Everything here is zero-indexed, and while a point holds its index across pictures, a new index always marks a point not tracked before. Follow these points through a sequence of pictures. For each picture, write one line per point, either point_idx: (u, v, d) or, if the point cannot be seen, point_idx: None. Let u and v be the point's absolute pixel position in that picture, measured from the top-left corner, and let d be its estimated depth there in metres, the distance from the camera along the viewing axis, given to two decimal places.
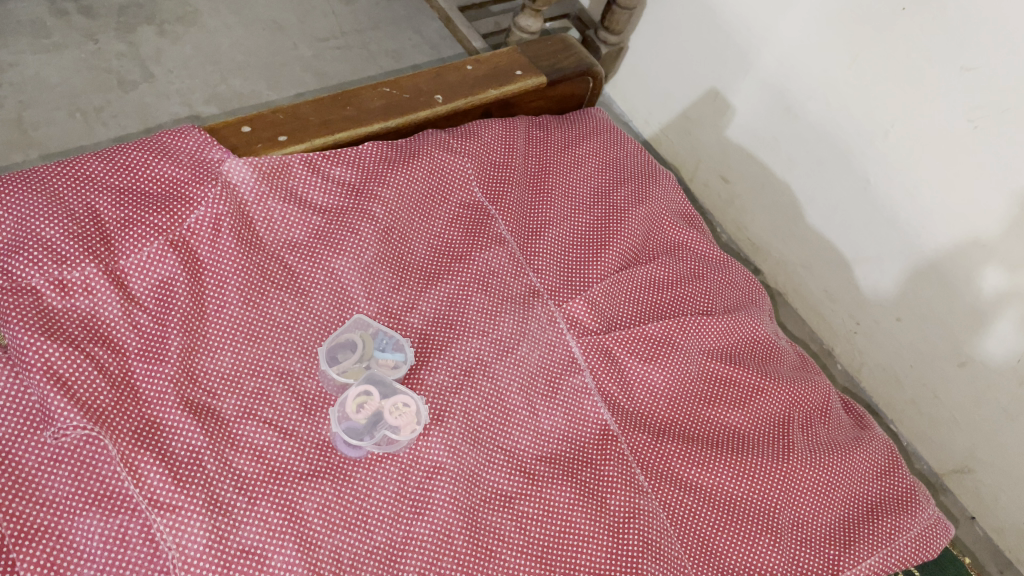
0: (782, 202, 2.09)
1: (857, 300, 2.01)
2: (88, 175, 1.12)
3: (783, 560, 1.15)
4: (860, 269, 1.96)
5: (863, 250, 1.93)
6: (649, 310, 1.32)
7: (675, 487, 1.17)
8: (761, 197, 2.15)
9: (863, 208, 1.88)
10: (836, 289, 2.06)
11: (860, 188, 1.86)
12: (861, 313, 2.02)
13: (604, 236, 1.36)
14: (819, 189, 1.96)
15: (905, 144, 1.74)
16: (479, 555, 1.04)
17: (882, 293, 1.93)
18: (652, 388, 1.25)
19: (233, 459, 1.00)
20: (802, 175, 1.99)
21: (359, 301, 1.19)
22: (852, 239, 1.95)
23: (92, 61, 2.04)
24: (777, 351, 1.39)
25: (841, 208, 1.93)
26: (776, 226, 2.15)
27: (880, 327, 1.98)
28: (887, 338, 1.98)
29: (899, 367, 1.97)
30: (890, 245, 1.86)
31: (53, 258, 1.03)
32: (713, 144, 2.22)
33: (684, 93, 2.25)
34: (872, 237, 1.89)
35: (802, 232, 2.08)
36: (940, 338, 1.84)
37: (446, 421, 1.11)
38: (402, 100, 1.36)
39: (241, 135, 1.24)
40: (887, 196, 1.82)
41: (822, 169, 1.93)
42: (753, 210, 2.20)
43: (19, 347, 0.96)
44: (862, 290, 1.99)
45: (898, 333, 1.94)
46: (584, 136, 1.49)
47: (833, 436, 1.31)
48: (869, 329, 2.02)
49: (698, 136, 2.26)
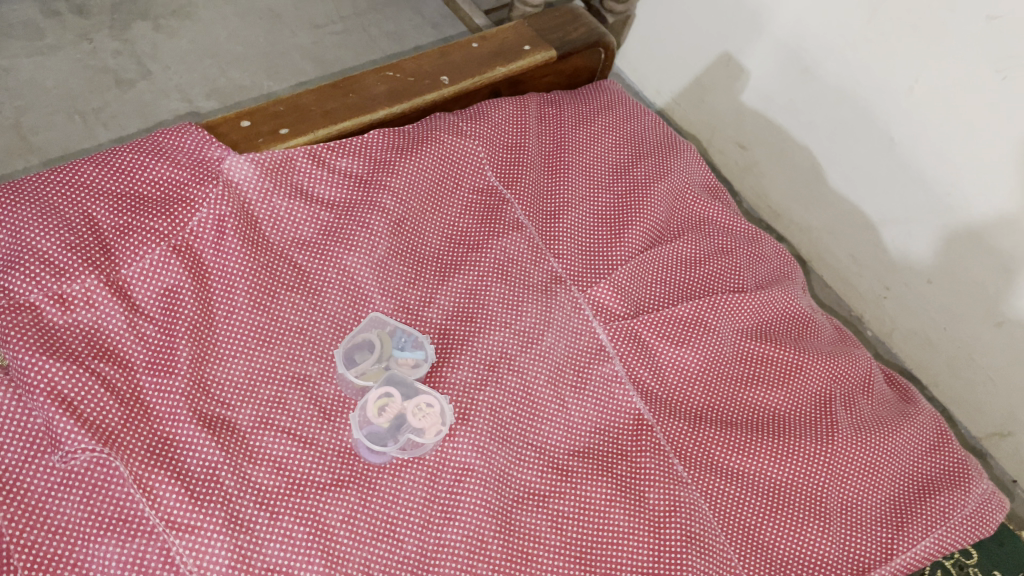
0: (804, 168, 2.01)
1: (886, 265, 1.94)
2: (82, 182, 1.06)
3: (835, 546, 1.09)
4: (888, 232, 1.88)
5: (891, 212, 1.85)
6: (677, 291, 1.26)
7: (717, 476, 1.11)
8: (783, 163, 2.07)
9: (888, 170, 1.80)
10: (863, 254, 1.99)
11: (885, 147, 1.78)
12: (891, 277, 1.94)
13: (626, 215, 1.30)
14: (842, 151, 1.88)
15: (929, 101, 1.66)
16: (515, 559, 0.99)
17: (912, 257, 1.86)
18: (685, 372, 1.19)
19: (253, 473, 0.95)
20: (824, 139, 1.91)
21: (374, 298, 1.13)
22: (878, 201, 1.86)
23: (88, 62, 1.99)
24: (815, 325, 1.32)
25: (866, 171, 1.85)
26: (798, 192, 2.07)
27: (912, 290, 1.90)
28: (919, 303, 1.90)
29: (933, 331, 1.90)
30: (917, 206, 1.79)
31: (51, 272, 0.98)
32: (729, 110, 2.14)
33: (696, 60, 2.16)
34: (898, 199, 1.82)
35: (826, 197, 2.00)
36: (973, 302, 1.76)
37: (473, 421, 1.06)
38: (407, 84, 1.29)
39: (240, 129, 1.18)
40: (914, 154, 1.74)
41: (844, 130, 1.85)
42: (775, 177, 2.12)
43: (20, 368, 0.91)
44: (891, 254, 1.91)
45: (929, 297, 1.87)
46: (599, 111, 1.42)
47: (878, 412, 1.24)
48: (899, 294, 1.94)
49: (713, 104, 2.18)
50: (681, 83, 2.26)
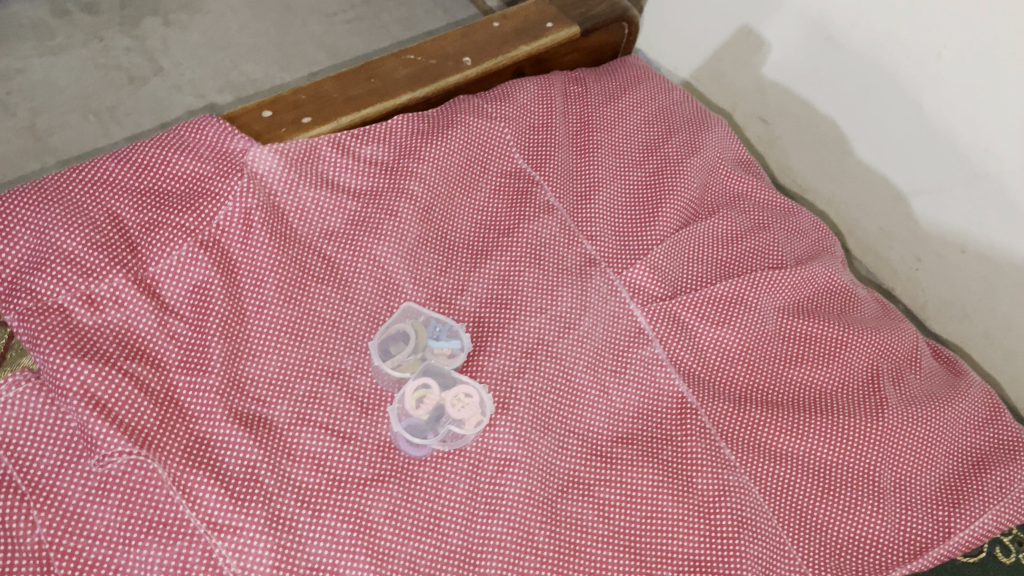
0: (829, 140, 1.83)
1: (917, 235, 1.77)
2: (104, 178, 1.03)
3: (890, 527, 1.06)
4: (919, 204, 1.71)
5: (921, 182, 1.68)
6: (715, 270, 1.22)
7: (766, 458, 1.08)
8: (806, 136, 1.89)
9: (921, 139, 1.63)
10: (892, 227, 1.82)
11: (914, 115, 1.61)
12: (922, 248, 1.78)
13: (660, 193, 1.26)
14: (869, 121, 1.71)
15: (963, 62, 1.48)
16: (563, 551, 0.97)
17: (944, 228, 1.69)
18: (727, 352, 1.16)
19: (292, 470, 0.93)
20: (849, 107, 1.73)
21: (406, 288, 1.10)
22: (908, 171, 1.70)
23: (100, 60, 1.96)
24: (858, 299, 1.28)
25: (895, 139, 1.68)
26: (822, 167, 1.90)
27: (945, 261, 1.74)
28: (955, 276, 1.74)
29: (967, 303, 1.74)
30: (949, 176, 1.62)
31: (78, 272, 0.96)
32: (749, 85, 1.95)
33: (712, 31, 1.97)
34: (930, 167, 1.65)
35: (851, 170, 1.83)
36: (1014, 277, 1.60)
37: (513, 409, 1.03)
38: (429, 67, 1.26)
39: (262, 120, 1.15)
40: (945, 123, 1.57)
41: (870, 100, 1.68)
42: (797, 151, 1.94)
43: (51, 371, 0.89)
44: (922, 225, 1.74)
45: (965, 270, 1.70)
46: (626, 87, 1.37)
47: (927, 387, 1.20)
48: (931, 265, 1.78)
49: (728, 78, 2.00)
50: (691, 56, 2.08)
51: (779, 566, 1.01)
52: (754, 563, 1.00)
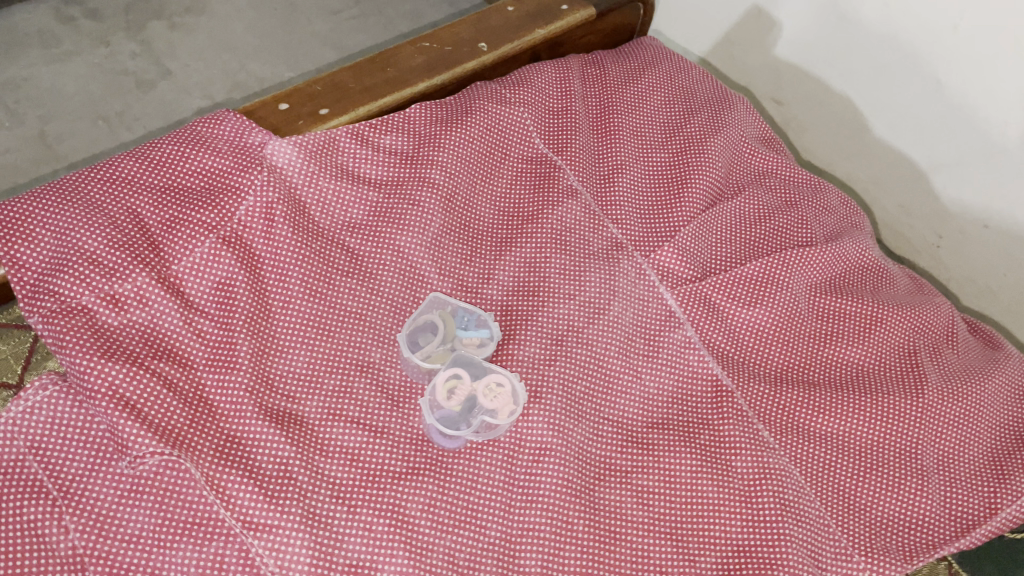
0: (843, 119, 1.66)
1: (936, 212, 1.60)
2: (123, 177, 1.02)
3: (936, 505, 1.03)
4: (939, 180, 1.55)
5: (940, 157, 1.53)
6: (744, 250, 1.20)
7: (805, 440, 1.06)
8: (818, 117, 1.71)
9: (941, 110, 1.47)
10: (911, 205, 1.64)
11: (931, 89, 1.46)
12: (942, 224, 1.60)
13: (684, 174, 1.24)
14: (882, 98, 1.56)
15: (984, 16, 1.33)
16: (604, 540, 0.95)
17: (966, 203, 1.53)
18: (760, 333, 1.13)
19: (325, 466, 0.91)
20: (862, 82, 1.57)
21: (432, 279, 1.09)
22: (925, 147, 1.54)
23: (107, 66, 1.95)
24: (890, 275, 1.25)
25: (912, 113, 1.52)
26: (835, 150, 1.73)
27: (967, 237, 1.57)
28: (980, 260, 1.57)
29: (991, 279, 1.57)
30: (970, 152, 1.47)
31: (101, 272, 0.94)
32: (759, 69, 1.77)
33: (717, 12, 1.79)
34: (951, 139, 1.49)
35: (867, 149, 1.66)
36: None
37: (546, 398, 1.01)
38: (445, 54, 1.23)
39: (279, 113, 1.13)
40: (964, 95, 1.42)
41: (884, 76, 1.53)
42: (809, 133, 1.76)
43: (79, 373, 0.88)
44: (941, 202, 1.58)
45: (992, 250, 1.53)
46: (645, 67, 1.35)
47: (965, 362, 1.18)
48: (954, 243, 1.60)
49: (730, 59, 1.83)
50: (688, 37, 1.90)
51: (827, 549, 0.99)
52: (800, 546, 0.97)
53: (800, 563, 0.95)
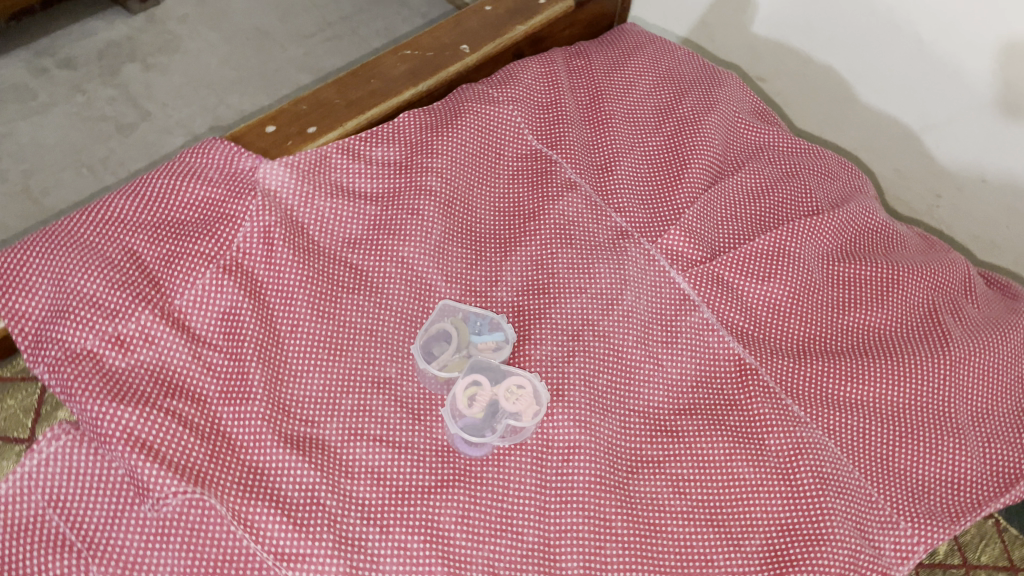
0: (830, 89, 1.63)
1: (931, 171, 1.57)
2: (115, 217, 1.00)
3: (975, 462, 1.01)
4: (932, 139, 1.53)
5: (930, 116, 1.50)
6: (751, 225, 1.18)
7: (836, 410, 1.04)
8: (804, 90, 1.68)
9: (927, 68, 1.45)
10: (906, 168, 1.61)
11: (914, 48, 1.44)
12: (939, 183, 1.57)
13: (682, 155, 1.22)
14: (865, 63, 1.53)
15: None
16: (643, 533, 0.93)
17: (961, 159, 1.50)
18: (777, 306, 1.11)
19: (352, 488, 0.89)
20: (845, 50, 1.54)
21: (440, 287, 1.06)
22: (913, 107, 1.52)
23: (86, 113, 1.93)
24: (900, 236, 1.23)
25: (897, 74, 1.50)
26: (824, 122, 1.70)
27: (966, 194, 1.54)
28: (983, 215, 1.55)
29: (996, 232, 1.54)
30: (959, 106, 1.45)
31: (104, 314, 0.92)
32: (738, 48, 1.74)
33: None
34: (939, 96, 1.46)
35: (857, 117, 1.62)
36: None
37: (569, 395, 0.99)
38: (427, 60, 1.22)
39: (266, 136, 1.11)
40: (948, 51, 1.40)
41: (865, 40, 1.50)
42: (795, 108, 1.73)
43: (91, 420, 0.85)
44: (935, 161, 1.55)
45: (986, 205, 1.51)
46: (629, 54, 1.33)
47: (986, 315, 1.16)
48: (954, 201, 1.57)
49: (707, 41, 1.80)
50: (661, 25, 1.87)
51: (871, 518, 0.96)
52: (844, 518, 0.95)
53: (848, 536, 0.93)
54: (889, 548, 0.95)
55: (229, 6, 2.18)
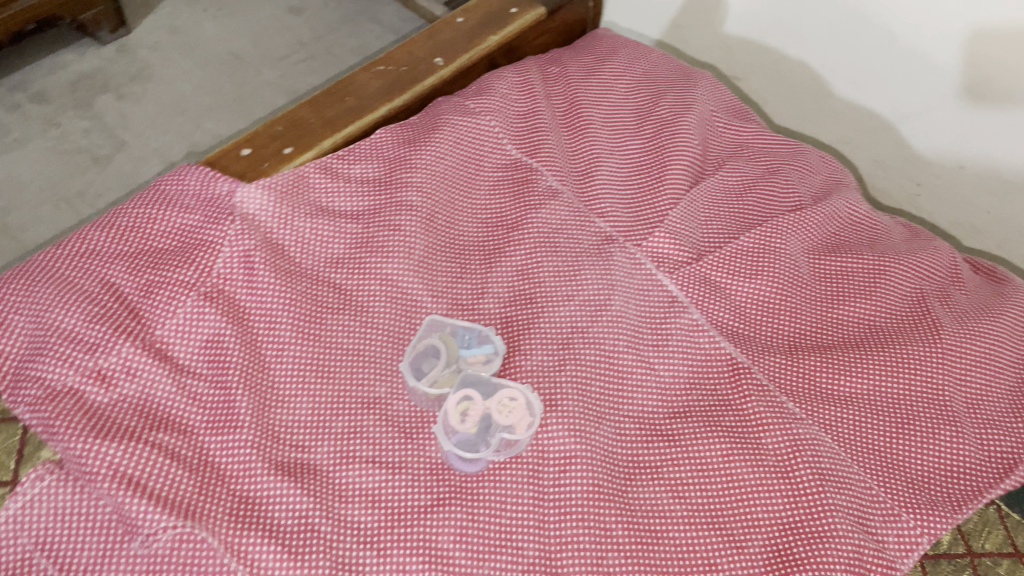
0: (804, 85, 1.63)
1: (910, 160, 1.57)
2: (91, 249, 0.98)
3: (974, 449, 1.01)
4: (909, 129, 1.53)
5: (905, 106, 1.50)
6: (735, 223, 1.18)
7: (831, 405, 1.03)
8: (779, 87, 1.68)
9: (900, 60, 1.45)
10: (885, 158, 1.61)
11: (885, 40, 1.45)
12: (919, 172, 1.57)
13: (663, 157, 1.21)
14: (838, 56, 1.53)
15: None
16: (645, 540, 0.91)
17: (939, 146, 1.51)
18: (766, 304, 1.11)
19: (346, 511, 0.87)
20: (818, 45, 1.55)
21: (426, 303, 1.05)
22: (888, 98, 1.52)
23: (60, 147, 1.91)
24: (884, 227, 1.23)
25: (870, 66, 1.50)
26: (801, 118, 1.70)
27: (946, 181, 1.54)
28: (964, 202, 1.54)
29: (977, 218, 1.54)
30: (933, 94, 1.45)
31: (84, 349, 0.90)
32: (711, 49, 1.74)
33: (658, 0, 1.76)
34: (914, 87, 1.47)
35: (834, 112, 1.62)
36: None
37: (562, 405, 0.97)
38: (401, 74, 1.21)
39: (242, 159, 1.09)
40: (919, 40, 1.40)
41: (837, 34, 1.51)
42: (772, 105, 1.73)
43: (75, 458, 0.83)
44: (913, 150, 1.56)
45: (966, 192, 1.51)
46: (604, 59, 1.33)
47: (974, 301, 1.16)
48: (934, 189, 1.57)
49: (680, 44, 1.80)
50: (634, 31, 1.87)
51: (873, 511, 0.95)
52: (846, 514, 0.93)
53: (852, 532, 0.91)
54: (892, 540, 0.94)
55: (200, 33, 2.16)
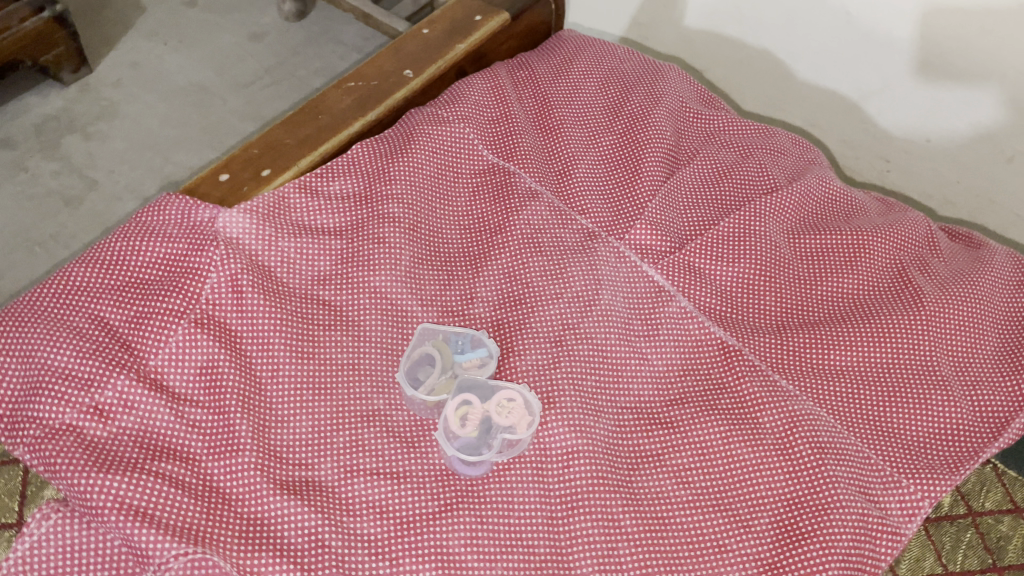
0: (767, 71, 1.66)
1: (877, 136, 1.60)
2: (77, 285, 0.97)
3: (965, 411, 1.03)
4: (874, 106, 1.55)
5: (867, 84, 1.53)
6: (713, 211, 1.20)
7: (823, 379, 1.05)
8: (743, 75, 1.70)
9: (858, 40, 1.48)
10: (852, 137, 1.64)
11: (842, 21, 1.47)
12: (887, 148, 1.60)
13: (637, 151, 1.23)
14: (797, 41, 1.56)
15: None
16: (653, 527, 0.92)
17: (902, 121, 1.53)
18: (751, 286, 1.13)
19: (355, 525, 0.88)
20: (777, 32, 1.57)
21: (417, 313, 1.06)
22: (850, 77, 1.54)
23: (31, 190, 1.90)
24: (860, 202, 1.25)
25: (830, 48, 1.53)
26: (767, 104, 1.72)
27: (913, 155, 1.57)
28: (931, 174, 1.58)
29: (945, 189, 1.58)
30: (893, 70, 1.48)
31: (78, 385, 0.90)
32: (674, 44, 1.76)
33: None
34: (874, 65, 1.49)
35: (798, 95, 1.65)
36: (993, 152, 1.45)
37: (561, 402, 0.98)
38: (372, 89, 1.21)
39: (221, 184, 1.09)
40: (875, 19, 1.43)
41: (795, 19, 1.53)
42: (738, 94, 1.75)
43: (79, 494, 0.83)
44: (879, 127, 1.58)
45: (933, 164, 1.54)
46: (571, 59, 1.35)
47: (953, 267, 1.18)
48: (903, 163, 1.60)
49: (643, 41, 1.82)
50: (597, 32, 1.88)
51: (873, 479, 0.97)
52: (848, 484, 0.95)
53: (855, 502, 0.93)
54: (895, 507, 0.95)
55: (163, 66, 2.16)
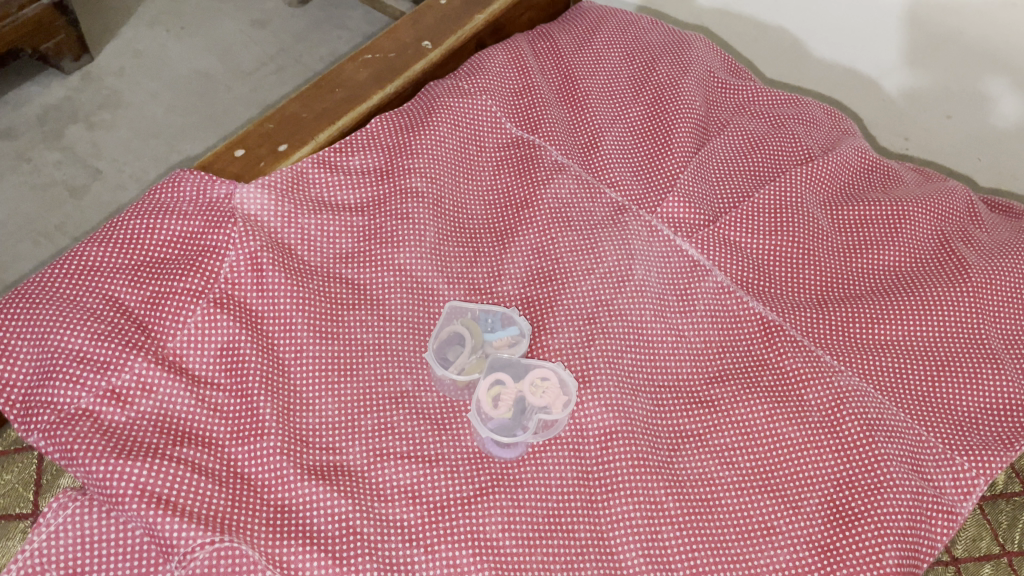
0: (783, 51, 1.60)
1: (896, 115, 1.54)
2: (89, 265, 0.93)
3: (1017, 386, 0.98)
4: (892, 84, 1.50)
5: (887, 61, 1.48)
6: (747, 183, 1.15)
7: (868, 354, 1.00)
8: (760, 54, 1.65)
9: (880, 15, 1.43)
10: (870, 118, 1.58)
11: None
12: (907, 126, 1.54)
13: (666, 122, 1.18)
14: (816, 16, 1.50)
15: None
16: (698, 509, 0.88)
17: (923, 98, 1.48)
18: (789, 259, 1.09)
19: (387, 511, 0.84)
20: (796, 7, 1.52)
21: (444, 291, 1.01)
22: (869, 53, 1.49)
23: (34, 180, 1.86)
24: (897, 172, 1.20)
25: (848, 23, 1.47)
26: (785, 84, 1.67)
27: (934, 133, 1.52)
28: (954, 152, 1.52)
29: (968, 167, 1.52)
30: (915, 45, 1.42)
31: (94, 368, 0.86)
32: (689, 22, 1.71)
33: None
34: (894, 40, 1.44)
35: (814, 76, 1.59)
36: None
37: (597, 381, 0.94)
38: (390, 61, 1.16)
39: (237, 159, 1.05)
40: None
41: None
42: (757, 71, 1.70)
43: (97, 481, 0.79)
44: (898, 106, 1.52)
45: (960, 139, 1.49)
46: (594, 28, 1.29)
47: (996, 238, 1.13)
48: (923, 142, 1.55)
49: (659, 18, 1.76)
50: None
51: (925, 456, 0.92)
52: (900, 461, 0.90)
53: (909, 480, 0.88)
54: (949, 486, 0.91)
55: (166, 53, 2.11)
